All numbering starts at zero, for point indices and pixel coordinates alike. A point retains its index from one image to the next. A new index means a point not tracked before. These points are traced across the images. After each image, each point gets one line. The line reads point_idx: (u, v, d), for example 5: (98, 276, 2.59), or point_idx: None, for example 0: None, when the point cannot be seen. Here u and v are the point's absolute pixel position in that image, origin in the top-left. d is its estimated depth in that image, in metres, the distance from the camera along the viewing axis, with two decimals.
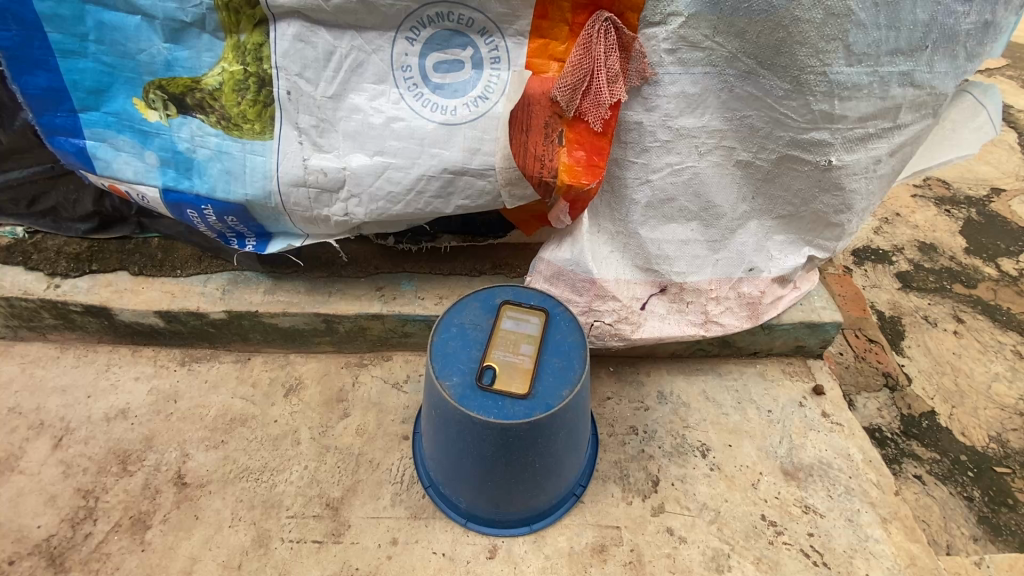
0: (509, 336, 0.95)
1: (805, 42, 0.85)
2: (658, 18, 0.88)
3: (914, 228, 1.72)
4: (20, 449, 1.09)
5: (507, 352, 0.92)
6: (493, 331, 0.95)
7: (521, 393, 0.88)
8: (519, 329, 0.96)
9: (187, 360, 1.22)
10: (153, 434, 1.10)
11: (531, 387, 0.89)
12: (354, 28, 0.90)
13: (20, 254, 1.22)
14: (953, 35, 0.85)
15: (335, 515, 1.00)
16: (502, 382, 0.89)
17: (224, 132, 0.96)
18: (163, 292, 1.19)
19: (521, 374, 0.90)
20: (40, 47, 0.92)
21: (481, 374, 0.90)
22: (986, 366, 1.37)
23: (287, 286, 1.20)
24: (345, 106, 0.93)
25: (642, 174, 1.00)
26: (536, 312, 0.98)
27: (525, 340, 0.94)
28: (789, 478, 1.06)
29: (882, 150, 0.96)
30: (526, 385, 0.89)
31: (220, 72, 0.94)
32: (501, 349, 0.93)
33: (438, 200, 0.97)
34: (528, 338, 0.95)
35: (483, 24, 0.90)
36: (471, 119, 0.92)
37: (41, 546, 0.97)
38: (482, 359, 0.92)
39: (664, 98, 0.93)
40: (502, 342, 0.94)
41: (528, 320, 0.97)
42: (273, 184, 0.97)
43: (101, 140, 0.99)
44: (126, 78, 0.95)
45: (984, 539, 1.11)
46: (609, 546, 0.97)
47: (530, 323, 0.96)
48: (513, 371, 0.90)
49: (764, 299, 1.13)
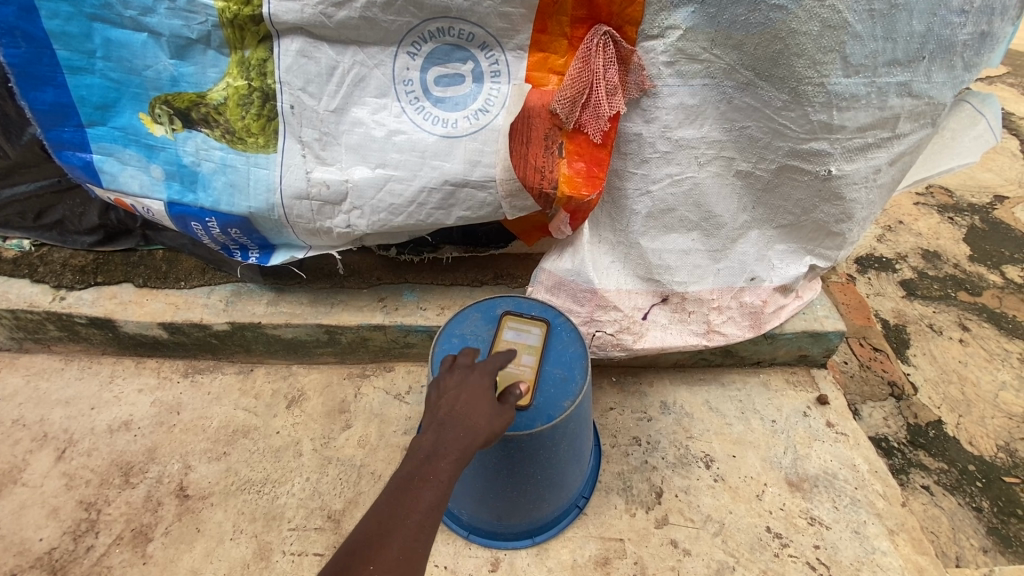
0: (510, 347, 0.94)
1: (802, 53, 0.85)
2: (655, 31, 0.89)
3: (918, 236, 1.72)
4: (24, 461, 1.09)
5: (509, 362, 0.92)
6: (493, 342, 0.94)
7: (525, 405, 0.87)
8: (520, 340, 0.95)
9: (190, 371, 1.22)
10: (156, 446, 1.10)
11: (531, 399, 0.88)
12: (356, 44, 0.92)
13: (27, 267, 1.24)
14: (950, 45, 0.86)
15: (336, 527, 1.00)
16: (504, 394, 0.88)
17: (228, 146, 0.98)
18: (167, 304, 1.20)
19: (522, 385, 0.89)
20: (49, 64, 0.94)
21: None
22: (993, 374, 1.36)
23: (289, 297, 1.20)
24: (347, 120, 0.94)
25: (642, 185, 1.01)
26: (538, 323, 0.97)
27: (528, 350, 0.94)
28: (794, 490, 1.05)
29: (882, 159, 0.96)
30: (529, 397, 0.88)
31: (224, 88, 0.96)
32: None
33: (440, 212, 0.98)
34: (529, 349, 0.94)
35: (483, 39, 0.91)
36: (472, 132, 0.93)
37: (42, 560, 0.97)
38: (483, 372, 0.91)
39: (664, 110, 0.94)
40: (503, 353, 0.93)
41: (530, 331, 0.96)
42: (276, 197, 0.98)
43: (108, 154, 1.00)
44: (132, 94, 0.97)
45: (994, 551, 1.09)
46: (612, 559, 0.96)
47: (533, 334, 0.96)
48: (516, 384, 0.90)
49: (767, 308, 1.13)
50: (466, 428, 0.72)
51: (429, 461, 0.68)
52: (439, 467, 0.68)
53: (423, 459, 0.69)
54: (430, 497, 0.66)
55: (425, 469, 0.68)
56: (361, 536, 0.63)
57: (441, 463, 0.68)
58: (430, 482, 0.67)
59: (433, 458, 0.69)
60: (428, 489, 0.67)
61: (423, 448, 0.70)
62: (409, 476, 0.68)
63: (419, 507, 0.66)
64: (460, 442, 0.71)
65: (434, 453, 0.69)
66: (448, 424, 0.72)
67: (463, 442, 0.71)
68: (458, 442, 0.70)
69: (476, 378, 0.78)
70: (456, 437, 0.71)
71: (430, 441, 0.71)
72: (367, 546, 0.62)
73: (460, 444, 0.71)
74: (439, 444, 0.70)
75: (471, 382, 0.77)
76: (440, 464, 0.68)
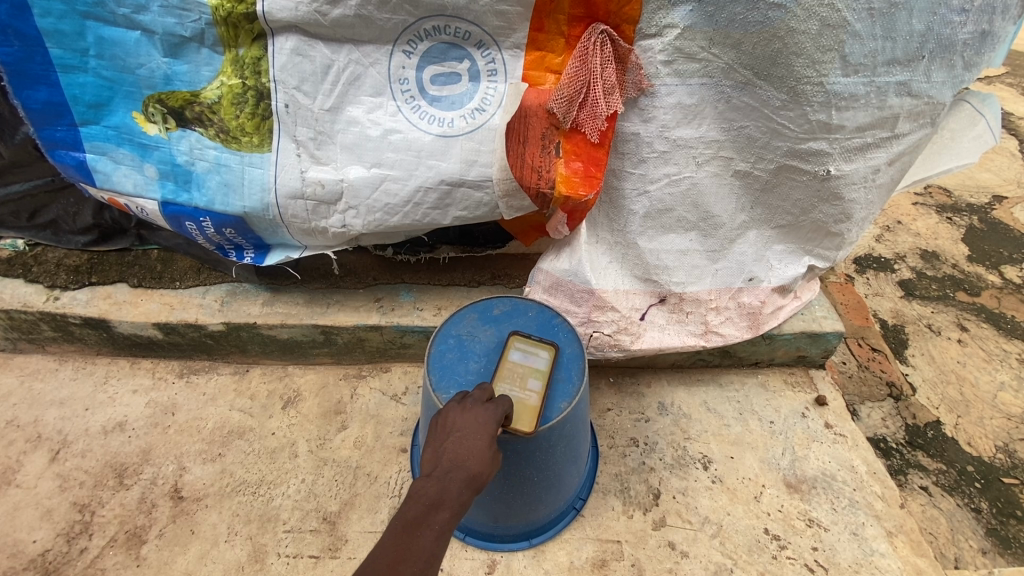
0: (516, 371, 0.90)
1: (801, 52, 0.85)
2: (653, 30, 0.88)
3: (916, 236, 1.71)
4: (18, 462, 1.09)
5: (514, 386, 0.88)
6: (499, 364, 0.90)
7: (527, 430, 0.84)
8: (529, 363, 0.91)
9: (185, 371, 1.22)
10: (150, 447, 1.10)
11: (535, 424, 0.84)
12: (351, 42, 0.91)
13: (21, 267, 1.22)
14: (950, 44, 0.85)
15: (332, 529, 0.99)
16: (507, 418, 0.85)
17: (223, 145, 0.97)
18: (162, 304, 1.19)
19: (528, 411, 0.86)
20: (41, 62, 0.93)
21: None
22: (992, 375, 1.36)
23: (285, 297, 1.20)
24: (343, 118, 0.94)
25: (640, 185, 1.00)
26: (546, 345, 0.93)
27: (534, 375, 0.89)
28: (792, 491, 1.04)
29: (881, 159, 0.95)
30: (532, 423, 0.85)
31: (219, 86, 0.95)
32: (507, 382, 0.88)
33: (436, 212, 0.98)
34: (536, 374, 0.90)
35: (479, 37, 0.90)
36: (469, 131, 0.92)
37: (36, 562, 0.97)
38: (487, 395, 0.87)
39: (661, 109, 0.94)
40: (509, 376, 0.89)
41: (536, 354, 0.92)
42: (271, 197, 0.97)
43: (101, 153, 1.00)
44: (125, 92, 0.96)
45: (993, 552, 1.09)
46: (610, 561, 0.96)
47: (541, 358, 0.92)
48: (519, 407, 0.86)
49: (765, 309, 1.12)
50: (466, 477, 0.71)
51: (431, 509, 0.67)
52: (440, 517, 0.67)
53: (425, 506, 0.67)
54: (429, 547, 0.65)
55: (426, 517, 0.66)
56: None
57: (442, 514, 0.67)
58: (430, 531, 0.66)
59: (435, 506, 0.67)
60: (427, 539, 0.65)
61: (425, 494, 0.68)
62: (410, 523, 0.66)
63: (418, 557, 0.64)
64: (461, 492, 0.70)
65: (437, 502, 0.68)
66: (451, 471, 0.70)
67: (463, 491, 0.70)
68: (459, 492, 0.69)
69: (478, 421, 0.77)
70: (457, 487, 0.70)
71: (432, 487, 0.69)
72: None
73: (461, 493, 0.70)
74: (442, 493, 0.68)
75: (473, 424, 0.76)
76: (441, 514, 0.67)
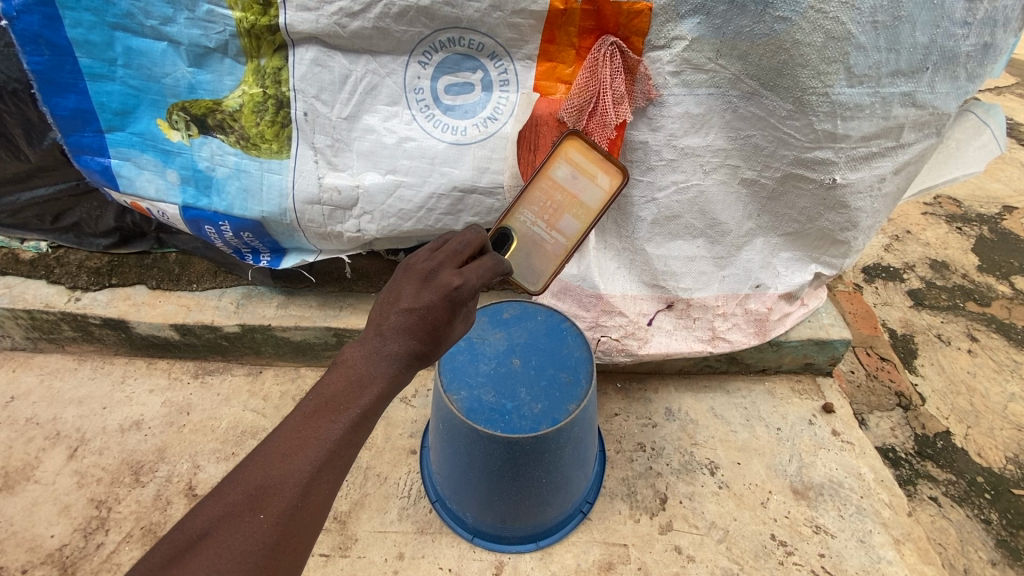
0: (554, 192, 0.95)
1: (806, 64, 0.87)
2: (662, 41, 0.90)
3: (926, 246, 1.71)
4: (37, 458, 1.11)
5: (549, 212, 0.95)
6: (541, 172, 0.94)
7: (536, 290, 0.98)
8: (570, 183, 0.95)
9: (200, 372, 1.24)
10: (165, 445, 1.12)
11: (548, 280, 0.97)
12: (369, 53, 0.94)
13: (44, 268, 1.26)
14: (953, 57, 0.87)
15: (342, 528, 1.01)
16: (520, 250, 0.96)
17: (243, 152, 1.00)
18: (179, 306, 1.22)
19: (540, 253, 0.97)
20: (71, 71, 0.96)
21: (501, 232, 0.94)
22: (1002, 386, 1.35)
23: (299, 300, 1.22)
24: (359, 126, 0.97)
25: (648, 192, 1.03)
26: (600, 171, 0.94)
27: (576, 207, 0.95)
28: (798, 498, 1.05)
29: (887, 168, 0.97)
30: (546, 271, 0.97)
31: (240, 95, 0.98)
32: (544, 204, 0.95)
33: (448, 217, 1.02)
34: (574, 211, 0.95)
35: (493, 48, 0.93)
36: (481, 139, 0.96)
37: (53, 556, 0.99)
38: (509, 207, 0.94)
39: (669, 118, 0.96)
40: (544, 193, 0.95)
41: (584, 179, 0.95)
42: (288, 201, 1.01)
43: (125, 159, 1.03)
44: (150, 100, 0.99)
45: (1002, 563, 1.08)
46: (616, 564, 0.97)
47: (592, 184, 0.95)
48: (539, 241, 0.96)
49: (772, 315, 1.14)
50: (405, 354, 0.58)
51: (354, 388, 0.55)
52: (362, 400, 0.55)
53: (348, 384, 0.56)
54: (344, 437, 0.53)
55: (346, 399, 0.55)
56: (243, 481, 0.50)
57: (367, 396, 0.55)
58: (347, 418, 0.54)
59: (359, 386, 0.56)
60: (341, 427, 0.53)
61: (353, 367, 0.57)
62: (324, 404, 0.54)
63: (325, 448, 0.52)
64: (396, 370, 0.58)
65: (364, 378, 0.56)
66: (388, 343, 0.58)
67: (398, 370, 0.58)
68: (392, 372, 0.57)
69: (443, 292, 0.61)
70: (392, 364, 0.58)
71: (362, 359, 0.57)
72: (248, 497, 0.49)
73: (395, 370, 0.58)
74: (370, 371, 0.56)
75: (433, 294, 0.60)
76: (365, 396, 0.55)
